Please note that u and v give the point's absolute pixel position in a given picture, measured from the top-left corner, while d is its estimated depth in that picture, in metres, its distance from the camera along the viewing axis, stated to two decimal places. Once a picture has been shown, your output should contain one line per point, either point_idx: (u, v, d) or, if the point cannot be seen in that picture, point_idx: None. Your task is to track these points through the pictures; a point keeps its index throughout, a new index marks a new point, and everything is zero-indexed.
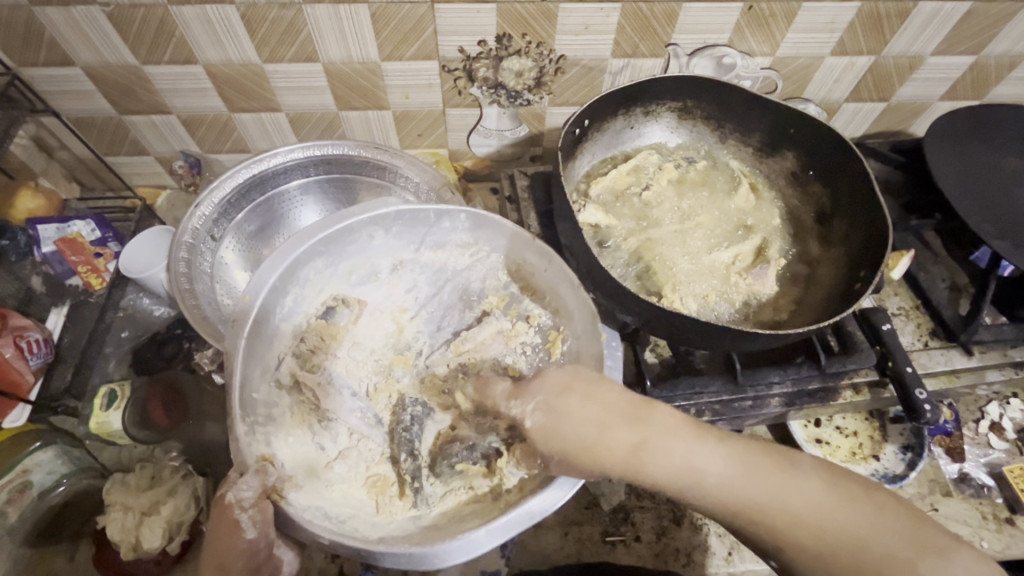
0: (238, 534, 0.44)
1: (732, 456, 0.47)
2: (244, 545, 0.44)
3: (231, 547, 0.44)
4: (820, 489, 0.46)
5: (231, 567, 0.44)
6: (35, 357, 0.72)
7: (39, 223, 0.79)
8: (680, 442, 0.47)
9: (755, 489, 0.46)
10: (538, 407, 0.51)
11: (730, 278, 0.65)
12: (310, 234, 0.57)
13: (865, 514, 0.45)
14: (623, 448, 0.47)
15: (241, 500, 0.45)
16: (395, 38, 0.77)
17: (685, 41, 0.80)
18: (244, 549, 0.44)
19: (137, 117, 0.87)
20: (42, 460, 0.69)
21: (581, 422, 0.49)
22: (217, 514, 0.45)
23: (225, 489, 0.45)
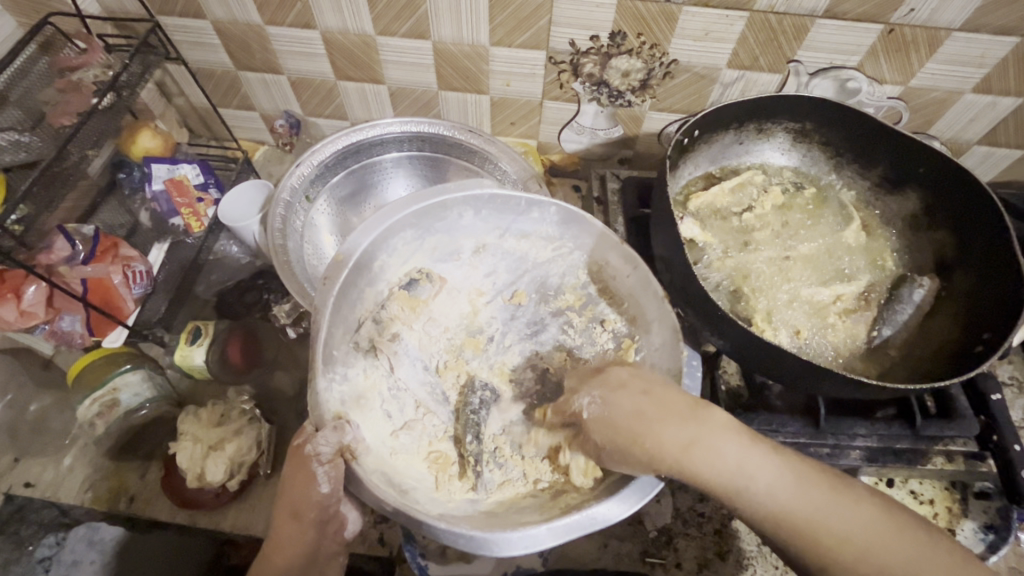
0: (313, 487, 0.47)
1: (786, 465, 0.44)
2: (318, 497, 0.47)
3: (306, 496, 0.47)
4: (869, 514, 0.42)
5: (305, 514, 0.47)
6: (138, 286, 0.76)
7: (154, 161, 0.85)
8: (735, 449, 0.44)
9: (808, 506, 0.42)
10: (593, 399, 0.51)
11: (829, 316, 0.60)
12: (406, 204, 0.58)
13: (916, 552, 0.40)
14: (675, 444, 0.45)
15: (319, 453, 0.47)
16: (509, 24, 0.77)
17: (810, 58, 0.76)
18: (318, 501, 0.47)
19: (252, 74, 0.91)
20: (131, 381, 0.74)
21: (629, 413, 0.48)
22: (294, 462, 0.47)
23: (304, 441, 0.47)
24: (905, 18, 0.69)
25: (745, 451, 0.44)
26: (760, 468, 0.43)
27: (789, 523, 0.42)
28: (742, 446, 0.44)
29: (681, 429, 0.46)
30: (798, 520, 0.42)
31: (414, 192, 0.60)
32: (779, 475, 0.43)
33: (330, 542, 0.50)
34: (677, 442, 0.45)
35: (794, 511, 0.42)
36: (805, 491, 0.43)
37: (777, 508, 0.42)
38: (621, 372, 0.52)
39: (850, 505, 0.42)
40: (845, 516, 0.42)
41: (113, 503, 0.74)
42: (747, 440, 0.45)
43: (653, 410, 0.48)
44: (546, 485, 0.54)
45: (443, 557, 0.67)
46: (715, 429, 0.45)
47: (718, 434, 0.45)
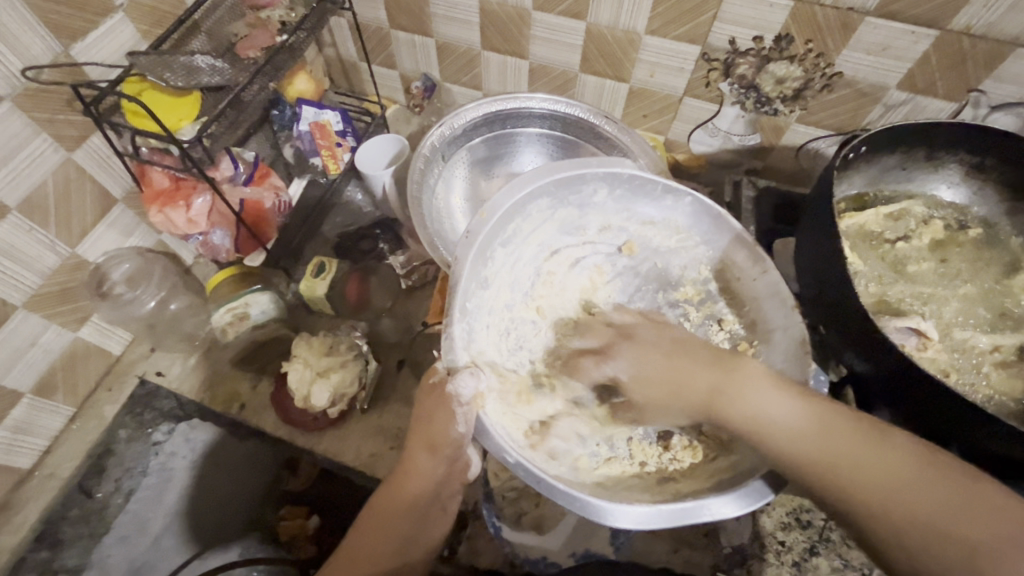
0: (452, 426, 0.51)
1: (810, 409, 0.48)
2: (454, 436, 0.51)
3: (444, 432, 0.51)
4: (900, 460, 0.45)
5: (441, 447, 0.52)
6: (279, 214, 0.84)
7: (304, 102, 0.89)
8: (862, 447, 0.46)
9: (838, 449, 0.46)
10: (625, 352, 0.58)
11: (980, 365, 0.55)
12: (548, 172, 0.59)
13: (927, 485, 0.43)
14: (705, 387, 0.53)
15: (459, 394, 0.50)
16: (670, 14, 0.76)
17: (998, 90, 0.70)
18: (453, 438, 0.51)
19: (403, 33, 0.95)
20: (260, 300, 0.79)
21: (655, 368, 0.55)
22: (437, 399, 0.52)
23: (445, 380, 0.51)
24: None
25: (767, 397, 0.50)
26: (778, 408, 0.49)
27: (852, 473, 0.45)
28: (773, 392, 0.50)
29: (709, 374, 0.53)
30: (754, 424, 0.49)
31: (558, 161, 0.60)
32: (801, 417, 0.48)
33: (454, 479, 0.55)
34: (704, 389, 0.53)
35: (824, 446, 0.46)
36: (831, 427, 0.47)
37: (799, 435, 0.47)
38: (647, 330, 0.59)
39: (881, 452, 0.45)
40: (881, 460, 0.45)
41: (227, 407, 0.81)
42: (781, 391, 0.50)
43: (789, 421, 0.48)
44: (652, 469, 0.55)
45: (518, 523, 0.69)
46: (747, 379, 0.51)
47: (747, 376, 0.51)
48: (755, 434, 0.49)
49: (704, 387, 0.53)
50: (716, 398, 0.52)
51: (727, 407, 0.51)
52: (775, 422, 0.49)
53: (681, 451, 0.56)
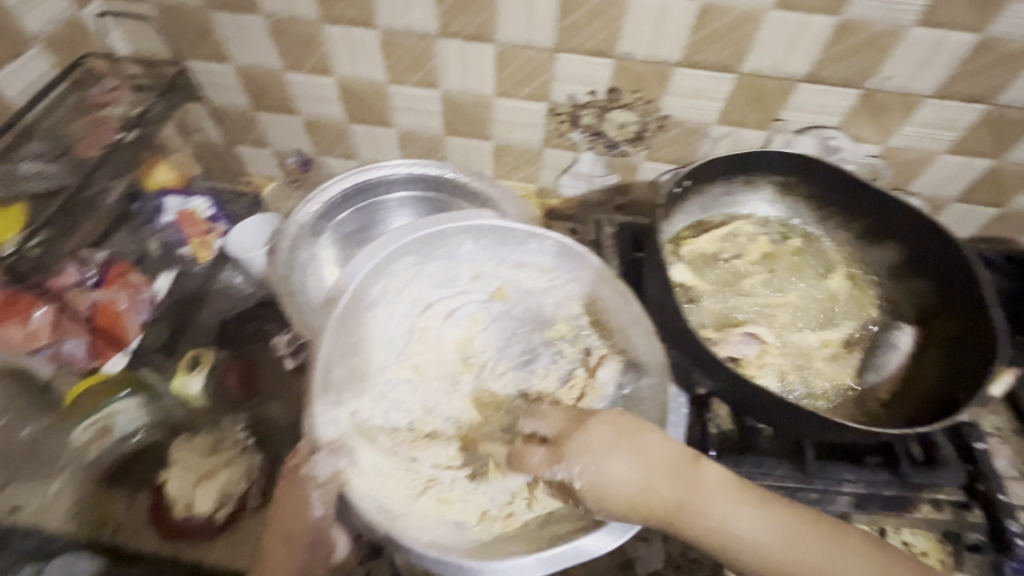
0: (306, 511, 0.51)
1: (758, 509, 0.47)
2: (310, 521, 0.51)
3: (299, 520, 0.51)
4: (816, 548, 0.45)
5: (298, 535, 0.52)
6: (142, 313, 0.81)
7: (167, 194, 0.88)
8: (781, 533, 0.46)
9: (798, 554, 0.45)
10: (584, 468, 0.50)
11: (814, 361, 0.62)
12: (407, 232, 0.61)
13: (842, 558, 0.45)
14: (667, 502, 0.49)
15: (314, 476, 0.51)
16: (513, 77, 0.83)
17: (795, 118, 0.81)
18: (311, 524, 0.51)
19: (267, 115, 0.96)
20: (124, 407, 0.74)
21: (623, 476, 0.50)
22: (289, 487, 0.52)
23: (299, 463, 0.52)
24: (880, 84, 0.74)
25: (733, 508, 0.47)
26: (743, 519, 0.47)
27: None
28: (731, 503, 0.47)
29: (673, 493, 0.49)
30: (714, 540, 0.47)
31: (421, 218, 0.63)
32: (748, 518, 0.47)
33: (320, 565, 0.54)
34: (672, 500, 0.48)
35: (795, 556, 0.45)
36: (794, 540, 0.46)
37: (775, 561, 0.45)
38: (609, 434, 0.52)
39: (804, 538, 0.46)
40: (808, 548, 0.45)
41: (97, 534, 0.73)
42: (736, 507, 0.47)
43: (722, 513, 0.47)
44: (525, 516, 0.56)
45: None
46: (708, 492, 0.48)
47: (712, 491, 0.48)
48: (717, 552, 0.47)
49: (665, 506, 0.49)
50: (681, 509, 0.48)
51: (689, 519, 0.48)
52: (708, 518, 0.47)
53: None
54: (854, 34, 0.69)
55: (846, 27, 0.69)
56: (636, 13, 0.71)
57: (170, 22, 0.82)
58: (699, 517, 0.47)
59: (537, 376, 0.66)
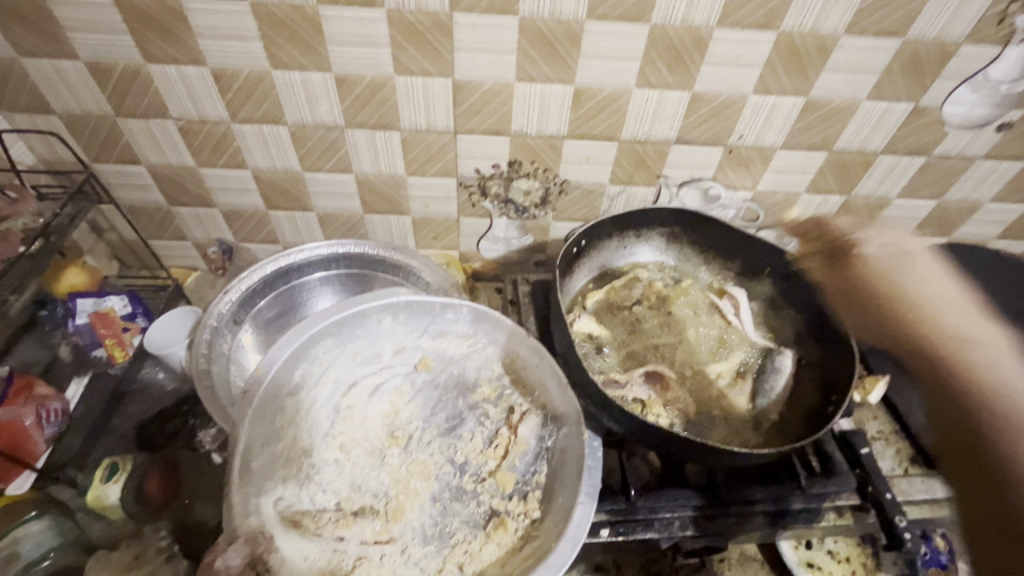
0: None
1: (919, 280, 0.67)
2: None
3: None
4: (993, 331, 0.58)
5: None
6: (51, 426, 0.76)
7: (78, 296, 0.84)
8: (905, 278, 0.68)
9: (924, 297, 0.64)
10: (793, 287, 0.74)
11: (712, 392, 0.68)
12: (326, 316, 0.65)
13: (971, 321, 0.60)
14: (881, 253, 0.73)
15: (228, 568, 0.49)
16: (420, 158, 0.89)
17: (676, 174, 0.91)
18: None
19: (184, 209, 0.97)
20: (33, 531, 0.70)
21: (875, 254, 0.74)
22: None
23: (214, 555, 0.50)
24: (738, 142, 0.86)
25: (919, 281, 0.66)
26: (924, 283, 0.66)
27: (923, 311, 0.63)
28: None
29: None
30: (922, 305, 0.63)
31: (339, 301, 0.67)
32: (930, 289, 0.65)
33: None
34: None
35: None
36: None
37: (923, 300, 0.64)
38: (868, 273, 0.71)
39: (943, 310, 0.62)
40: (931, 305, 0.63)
41: None
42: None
43: (937, 302, 0.63)
44: None
45: None
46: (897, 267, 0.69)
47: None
48: (973, 387, 0.54)
49: (944, 332, 0.59)
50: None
51: (929, 322, 0.61)
52: (915, 289, 0.65)
53: (490, 546, 0.60)
54: (706, 104, 0.81)
55: (699, 98, 0.80)
56: (520, 98, 0.80)
57: (77, 132, 0.84)
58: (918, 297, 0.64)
59: (464, 439, 0.68)
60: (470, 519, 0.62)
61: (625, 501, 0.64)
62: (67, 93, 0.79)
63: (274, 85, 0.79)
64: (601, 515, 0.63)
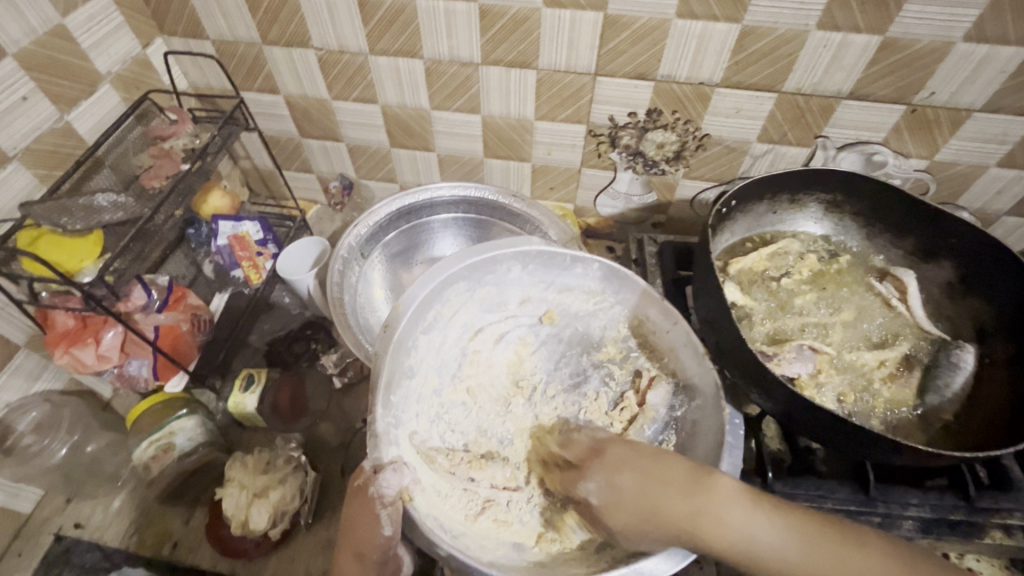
0: (378, 530, 0.50)
1: (789, 523, 0.46)
2: (381, 540, 0.50)
3: (371, 538, 0.50)
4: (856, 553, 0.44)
5: (369, 556, 0.50)
6: (200, 334, 0.84)
7: (220, 218, 0.90)
8: (740, 513, 0.47)
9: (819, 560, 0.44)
10: (598, 485, 0.52)
11: (875, 383, 0.61)
12: (460, 259, 0.62)
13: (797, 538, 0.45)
14: (684, 513, 0.48)
15: (381, 495, 0.51)
16: (553, 101, 0.85)
17: (838, 134, 0.81)
18: (381, 544, 0.50)
19: (314, 141, 0.99)
20: (186, 426, 0.77)
21: (632, 490, 0.50)
22: (359, 503, 0.51)
23: (369, 482, 0.51)
24: (926, 100, 0.74)
25: (750, 517, 0.46)
26: (764, 531, 0.46)
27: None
28: (751, 512, 0.47)
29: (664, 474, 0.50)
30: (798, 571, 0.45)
31: (473, 244, 0.64)
32: (785, 533, 0.46)
33: None
34: (686, 512, 0.47)
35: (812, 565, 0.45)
36: (816, 552, 0.45)
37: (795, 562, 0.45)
38: (728, 484, 0.48)
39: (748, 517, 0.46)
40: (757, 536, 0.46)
41: (157, 550, 0.74)
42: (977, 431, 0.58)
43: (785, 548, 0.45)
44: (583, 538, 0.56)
45: None
46: (722, 499, 0.47)
47: (721, 496, 0.48)
48: None
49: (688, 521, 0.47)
50: (697, 528, 0.47)
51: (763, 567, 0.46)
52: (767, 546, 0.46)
53: None
54: (898, 52, 0.69)
55: (889, 45, 0.69)
56: (676, 38, 0.73)
57: (225, 58, 0.87)
58: (724, 529, 0.46)
59: (589, 398, 0.66)
60: None
61: (760, 484, 0.59)
62: (220, 18, 0.81)
63: (415, 15, 0.77)
64: None
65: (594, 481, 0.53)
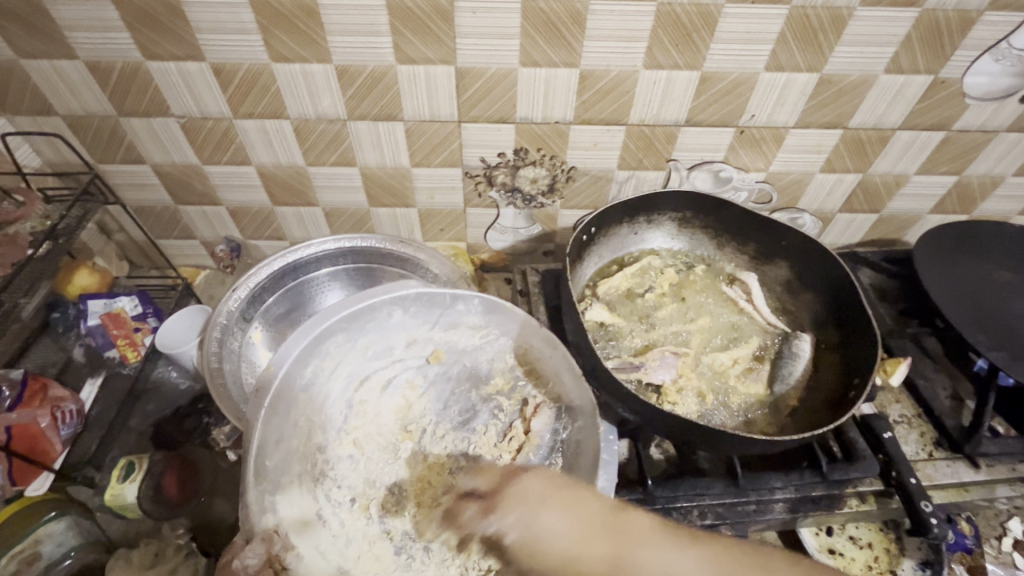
0: None
1: (702, 556, 0.47)
2: None
3: None
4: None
5: None
6: (66, 427, 0.77)
7: (89, 297, 0.85)
8: (661, 550, 0.47)
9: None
10: (515, 521, 0.54)
11: (728, 380, 0.68)
12: (334, 311, 0.60)
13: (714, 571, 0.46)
14: (602, 558, 0.48)
15: (246, 567, 0.49)
16: (425, 148, 0.88)
17: (685, 156, 0.89)
18: None
19: (190, 208, 0.97)
20: (55, 530, 0.72)
21: (551, 529, 0.51)
22: None
23: (230, 555, 0.49)
24: (749, 122, 0.84)
25: (670, 555, 0.47)
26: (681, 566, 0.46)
27: None
28: (673, 550, 0.47)
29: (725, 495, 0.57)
30: None
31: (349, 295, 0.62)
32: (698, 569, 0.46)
33: None
34: (606, 556, 0.48)
35: None
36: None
37: None
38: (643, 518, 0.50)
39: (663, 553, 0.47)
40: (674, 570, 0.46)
41: None
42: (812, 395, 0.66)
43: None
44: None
45: None
46: (636, 534, 0.49)
47: (637, 535, 0.49)
48: None
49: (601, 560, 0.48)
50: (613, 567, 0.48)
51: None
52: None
53: None
54: (716, 83, 0.78)
55: (708, 77, 0.78)
56: (526, 84, 0.79)
57: (80, 133, 0.84)
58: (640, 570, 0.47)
59: (478, 433, 0.70)
60: None
61: (642, 491, 0.63)
62: (68, 94, 0.79)
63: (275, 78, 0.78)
64: (618, 504, 0.62)
65: (512, 520, 0.54)
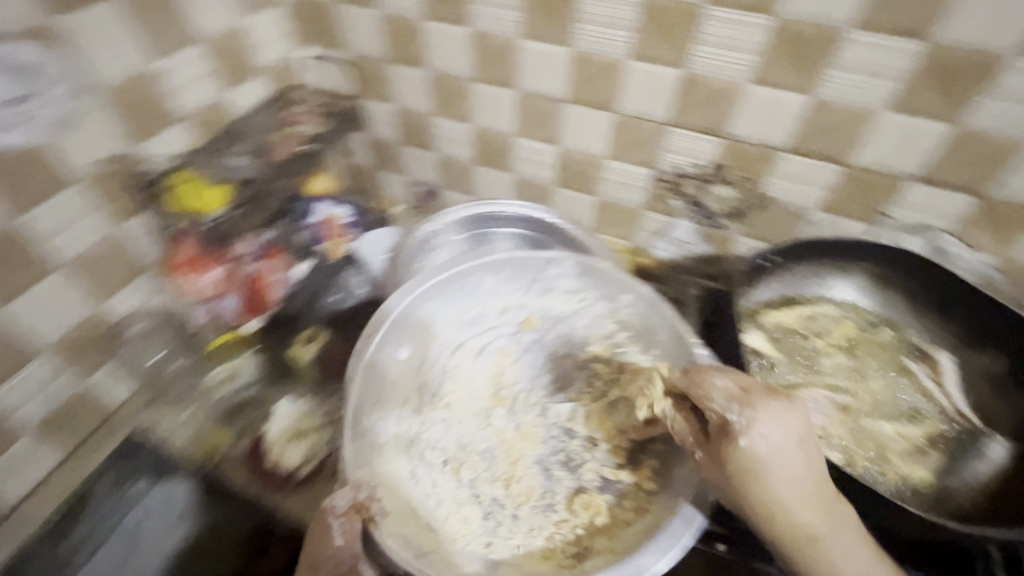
0: (331, 540, 0.62)
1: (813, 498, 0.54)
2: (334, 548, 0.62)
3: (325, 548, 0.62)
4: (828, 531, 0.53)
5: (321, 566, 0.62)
6: (282, 289, 0.97)
7: (319, 200, 1.02)
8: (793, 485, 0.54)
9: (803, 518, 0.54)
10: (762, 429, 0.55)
11: (891, 452, 0.75)
12: (431, 274, 0.75)
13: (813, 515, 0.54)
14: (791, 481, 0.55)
15: (336, 506, 0.63)
16: (627, 142, 0.92)
17: (902, 215, 0.80)
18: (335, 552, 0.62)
19: (411, 149, 1.13)
20: (248, 364, 0.94)
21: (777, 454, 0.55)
22: (319, 522, 0.63)
23: (327, 501, 0.63)
24: (1001, 194, 0.73)
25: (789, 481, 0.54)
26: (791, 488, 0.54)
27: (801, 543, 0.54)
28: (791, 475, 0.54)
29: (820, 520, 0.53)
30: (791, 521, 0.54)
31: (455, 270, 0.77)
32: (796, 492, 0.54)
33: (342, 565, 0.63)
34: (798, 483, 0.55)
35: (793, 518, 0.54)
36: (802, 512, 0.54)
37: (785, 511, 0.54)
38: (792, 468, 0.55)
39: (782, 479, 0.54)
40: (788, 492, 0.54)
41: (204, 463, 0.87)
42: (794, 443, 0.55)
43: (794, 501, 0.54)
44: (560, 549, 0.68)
45: None
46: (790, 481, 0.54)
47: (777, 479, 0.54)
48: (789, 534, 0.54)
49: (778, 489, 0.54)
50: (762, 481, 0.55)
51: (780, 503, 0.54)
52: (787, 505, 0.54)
53: (596, 514, 0.70)
54: (977, 145, 0.70)
55: (968, 136, 0.70)
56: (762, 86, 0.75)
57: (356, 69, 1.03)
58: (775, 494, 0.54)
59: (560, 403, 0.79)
60: (577, 482, 0.73)
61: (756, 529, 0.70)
62: (360, 37, 0.97)
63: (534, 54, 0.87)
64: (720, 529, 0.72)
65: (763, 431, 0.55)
